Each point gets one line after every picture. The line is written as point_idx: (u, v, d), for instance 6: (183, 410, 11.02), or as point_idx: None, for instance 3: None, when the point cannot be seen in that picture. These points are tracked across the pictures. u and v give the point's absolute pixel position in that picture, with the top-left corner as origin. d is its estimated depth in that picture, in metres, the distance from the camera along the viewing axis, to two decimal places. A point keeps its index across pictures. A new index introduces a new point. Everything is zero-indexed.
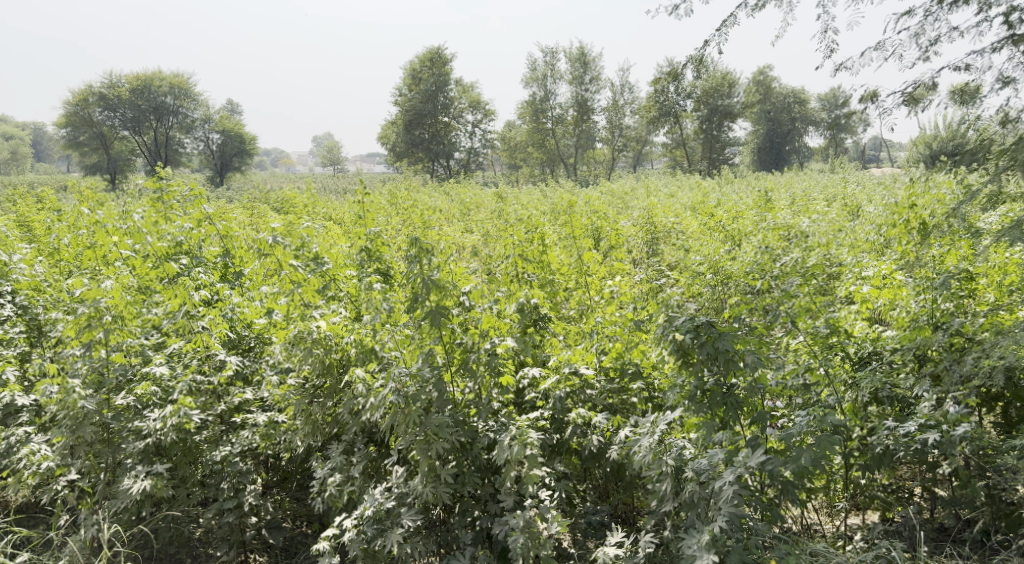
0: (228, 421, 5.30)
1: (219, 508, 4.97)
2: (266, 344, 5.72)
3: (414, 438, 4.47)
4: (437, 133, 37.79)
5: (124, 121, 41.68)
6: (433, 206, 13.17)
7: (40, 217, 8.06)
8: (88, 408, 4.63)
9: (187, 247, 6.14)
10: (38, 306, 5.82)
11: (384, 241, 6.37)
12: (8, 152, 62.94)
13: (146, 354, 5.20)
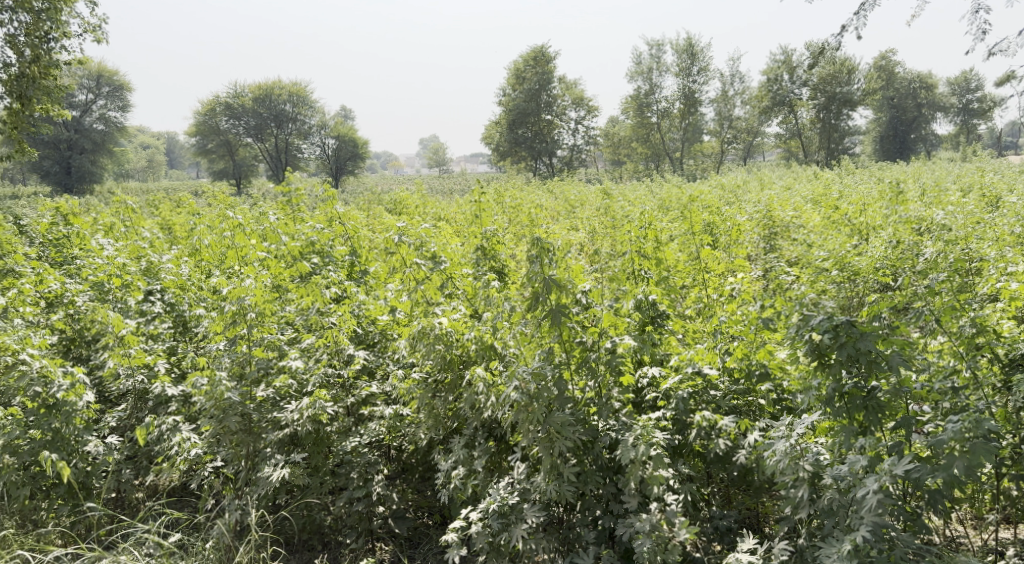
0: (355, 413, 5.63)
1: (350, 497, 5.22)
2: (389, 339, 5.92)
3: (537, 435, 4.48)
4: (540, 132, 37.93)
5: (247, 129, 44.29)
6: (538, 204, 13.27)
7: (181, 220, 8.71)
8: (234, 399, 5.01)
9: (319, 247, 6.53)
10: (184, 303, 6.33)
11: (500, 240, 6.45)
12: (146, 161, 68.47)
13: (283, 348, 5.46)
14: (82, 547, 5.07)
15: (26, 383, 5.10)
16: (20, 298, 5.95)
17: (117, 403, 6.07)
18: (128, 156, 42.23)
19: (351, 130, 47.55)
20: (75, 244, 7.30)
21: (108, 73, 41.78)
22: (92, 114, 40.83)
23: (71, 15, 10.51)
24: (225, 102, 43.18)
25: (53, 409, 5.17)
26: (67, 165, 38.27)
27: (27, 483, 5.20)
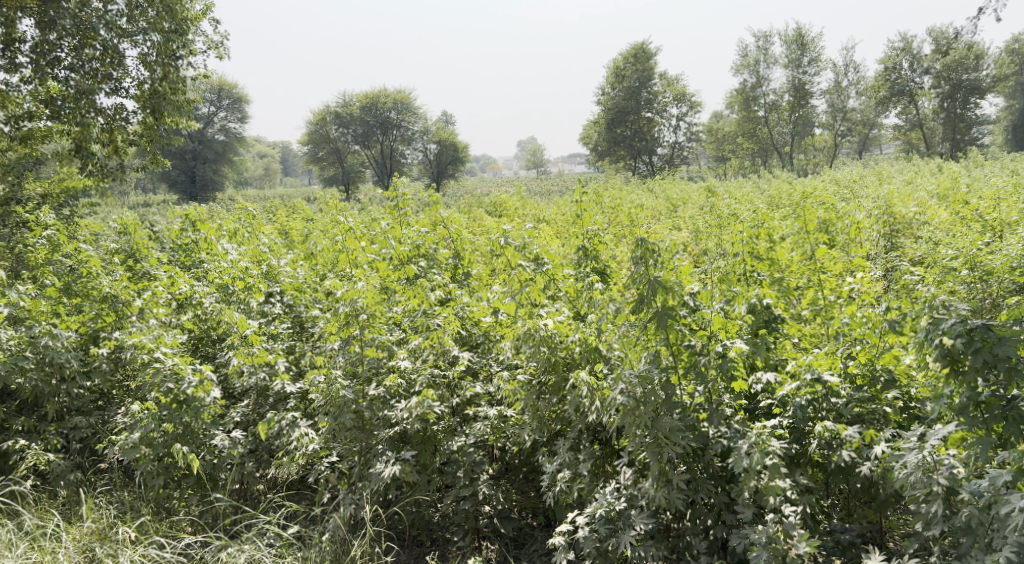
0: (461, 413, 5.76)
1: (457, 495, 5.34)
2: (492, 341, 5.98)
3: (645, 440, 4.40)
4: (640, 130, 37.42)
5: (354, 136, 46.13)
6: (639, 203, 13.08)
7: (296, 225, 9.15)
8: (347, 396, 5.28)
9: (424, 250, 6.79)
10: (301, 304, 6.74)
11: (602, 240, 6.38)
12: (262, 169, 72.54)
13: (392, 348, 5.60)
14: (211, 535, 5.41)
15: (159, 380, 5.50)
16: (155, 300, 6.44)
17: (240, 400, 6.46)
18: (246, 165, 44.75)
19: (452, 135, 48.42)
20: (202, 248, 7.83)
21: (227, 87, 44.44)
22: (214, 126, 43.56)
23: (196, 33, 11.21)
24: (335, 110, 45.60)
25: (184, 404, 5.54)
26: (192, 175, 41.19)
27: (161, 473, 5.61)
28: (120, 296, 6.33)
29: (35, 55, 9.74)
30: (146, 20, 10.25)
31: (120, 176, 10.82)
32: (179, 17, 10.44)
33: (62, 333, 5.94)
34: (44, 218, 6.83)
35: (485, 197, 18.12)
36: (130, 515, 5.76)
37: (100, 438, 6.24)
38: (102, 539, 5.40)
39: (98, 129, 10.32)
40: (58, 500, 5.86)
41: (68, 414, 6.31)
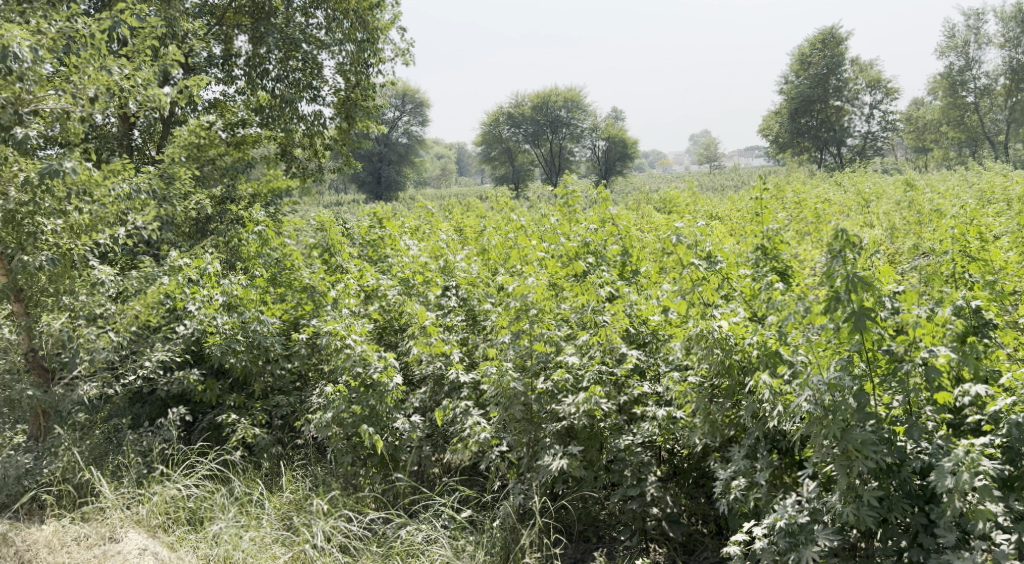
0: (628, 412, 5.73)
1: (624, 494, 5.33)
2: (660, 340, 5.86)
3: (833, 451, 4.14)
4: (827, 119, 35.02)
5: (525, 136, 47.33)
6: (825, 199, 12.28)
7: (471, 223, 9.54)
8: (517, 389, 5.47)
9: (594, 247, 6.79)
10: (474, 299, 6.98)
11: (784, 239, 6.07)
12: (439, 169, 76.37)
13: (560, 343, 5.70)
14: (392, 513, 5.80)
15: (351, 364, 6.01)
16: (346, 291, 6.98)
17: (418, 387, 6.87)
18: (426, 165, 47.28)
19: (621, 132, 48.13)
20: (387, 244, 8.38)
21: (411, 92, 47.77)
22: (397, 129, 46.39)
23: (386, 41, 11.97)
24: (507, 112, 47.42)
25: (370, 388, 6.02)
26: (377, 176, 44.28)
27: (350, 450, 6.16)
28: (317, 287, 7.02)
29: (248, 68, 10.89)
30: (342, 32, 11.10)
31: (319, 177, 11.86)
32: (370, 27, 11.21)
33: (267, 320, 6.63)
34: (256, 215, 7.64)
35: (659, 192, 17.76)
36: (321, 489, 6.31)
37: (297, 415, 6.87)
38: (298, 509, 5.94)
39: (301, 134, 11.38)
40: (263, 471, 6.53)
41: (271, 392, 7.03)
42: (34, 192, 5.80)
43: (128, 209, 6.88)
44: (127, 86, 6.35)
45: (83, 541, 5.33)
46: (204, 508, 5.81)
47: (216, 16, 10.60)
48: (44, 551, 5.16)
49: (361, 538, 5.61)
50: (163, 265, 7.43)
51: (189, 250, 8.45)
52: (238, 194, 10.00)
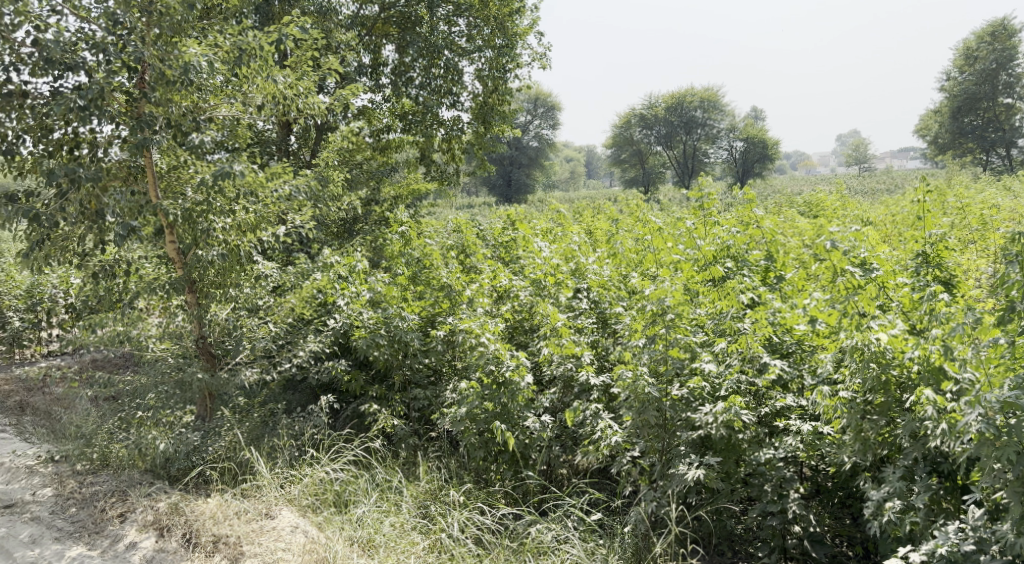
0: (768, 424, 5.53)
1: (763, 510, 5.20)
2: (807, 350, 5.61)
3: (1006, 476, 3.80)
4: (994, 118, 32.12)
5: (658, 136, 46.99)
6: (995, 204, 11.30)
7: (603, 226, 9.54)
8: (652, 394, 5.42)
9: (734, 250, 6.61)
10: (606, 301, 6.90)
11: (949, 245, 5.73)
12: (566, 172, 76.78)
13: (697, 350, 5.54)
14: (523, 509, 6.00)
15: (484, 361, 6.18)
16: (481, 291, 7.14)
17: (549, 387, 6.93)
18: (555, 169, 47.62)
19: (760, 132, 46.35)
20: (519, 246, 8.52)
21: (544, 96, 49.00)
22: (528, 133, 46.94)
23: (523, 47, 12.17)
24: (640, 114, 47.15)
25: (502, 386, 6.14)
26: (508, 179, 45.27)
27: (482, 446, 6.33)
28: (454, 286, 7.22)
29: (394, 76, 11.43)
30: (482, 39, 11.42)
31: (455, 180, 12.26)
32: (509, 33, 11.44)
33: (408, 316, 6.93)
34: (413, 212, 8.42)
35: (802, 194, 16.95)
36: (455, 481, 6.56)
37: (433, 409, 7.13)
38: (435, 499, 6.24)
39: (440, 139, 11.81)
40: (401, 460, 6.85)
41: (409, 385, 7.35)
42: (208, 193, 6.39)
43: (287, 210, 7.43)
44: (290, 95, 6.86)
45: (243, 515, 5.77)
46: (348, 492, 6.19)
47: (366, 27, 11.20)
48: (210, 522, 5.64)
49: (494, 531, 5.85)
50: (316, 262, 7.98)
51: (337, 249, 8.97)
52: (381, 197, 10.50)
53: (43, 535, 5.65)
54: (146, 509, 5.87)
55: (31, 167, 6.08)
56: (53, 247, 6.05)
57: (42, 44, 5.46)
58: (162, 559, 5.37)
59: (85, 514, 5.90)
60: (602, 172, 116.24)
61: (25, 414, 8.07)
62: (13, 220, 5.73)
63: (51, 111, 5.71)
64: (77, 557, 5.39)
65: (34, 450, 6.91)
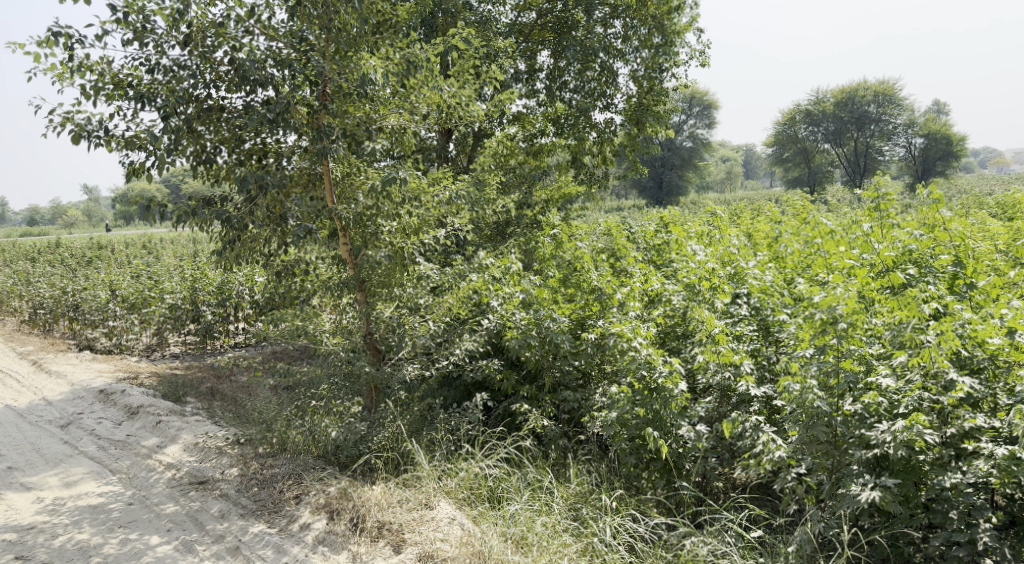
0: (955, 446, 5.05)
1: (948, 538, 4.79)
2: (1002, 366, 5.09)
3: None
4: None
5: (825, 135, 44.47)
6: None
7: (766, 225, 9.18)
8: (821, 408, 5.10)
9: (917, 256, 6.22)
10: (768, 308, 6.59)
11: None
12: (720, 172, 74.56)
13: (873, 363, 5.29)
14: (677, 520, 5.91)
15: (635, 366, 6.12)
16: (632, 294, 7.01)
17: (703, 396, 6.71)
18: (709, 170, 46.15)
19: (943, 127, 42.40)
20: (673, 249, 8.33)
21: (700, 96, 48.41)
22: (681, 134, 45.99)
23: (680, 44, 11.95)
24: (805, 110, 44.78)
25: (654, 392, 6.07)
26: (660, 180, 44.64)
27: (633, 452, 6.32)
28: (604, 290, 7.15)
29: (548, 81, 11.60)
30: (638, 39, 11.42)
31: (605, 183, 12.24)
32: (667, 32, 11.27)
33: (558, 318, 6.97)
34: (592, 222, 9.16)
35: (1003, 194, 15.41)
36: (606, 486, 6.54)
37: (583, 412, 7.13)
38: (585, 502, 6.27)
39: (592, 142, 11.86)
40: (551, 461, 6.92)
41: (559, 387, 7.38)
42: (377, 198, 6.87)
43: (447, 213, 7.76)
44: (453, 102, 7.16)
45: (405, 504, 6.07)
46: (501, 488, 6.37)
47: (523, 34, 11.44)
48: (375, 509, 5.97)
49: (647, 539, 5.78)
50: (473, 264, 8.28)
51: (492, 251, 9.19)
52: (533, 200, 10.49)
53: (230, 510, 6.23)
54: (318, 492, 6.31)
55: (225, 175, 6.73)
56: (243, 248, 6.59)
57: (238, 63, 6.04)
58: (331, 540, 5.75)
59: (265, 493, 6.44)
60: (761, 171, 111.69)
61: (215, 399, 8.93)
62: (209, 223, 6.38)
63: (244, 123, 6.30)
64: (259, 533, 5.89)
65: (223, 432, 7.63)
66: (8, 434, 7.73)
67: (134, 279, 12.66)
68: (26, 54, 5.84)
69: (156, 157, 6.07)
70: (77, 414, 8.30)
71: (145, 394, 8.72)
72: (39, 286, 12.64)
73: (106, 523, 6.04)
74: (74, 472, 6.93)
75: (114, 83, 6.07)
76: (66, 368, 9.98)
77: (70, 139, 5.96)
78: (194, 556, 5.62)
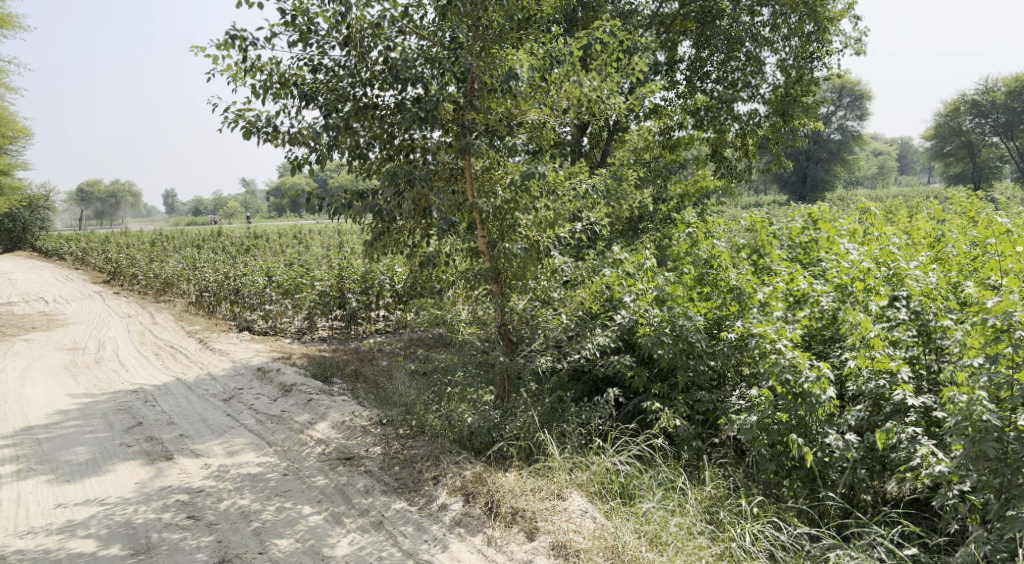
0: None
1: None
2: None
3: None
4: None
5: (994, 127, 40.67)
6: None
7: (928, 223, 8.55)
8: (992, 423, 4.70)
9: None
10: (930, 313, 6.11)
11: None
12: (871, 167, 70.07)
13: None
14: (821, 531, 5.66)
15: (779, 370, 5.85)
16: (775, 294, 6.78)
17: (852, 404, 6.30)
18: (858, 165, 43.47)
19: None
20: (821, 247, 7.94)
21: (851, 86, 45.70)
22: (828, 128, 43.56)
23: (834, 32, 11.34)
24: (972, 100, 41.03)
25: (799, 398, 5.82)
26: (804, 175, 42.58)
27: (773, 458, 6.04)
28: (744, 289, 6.96)
29: (690, 72, 11.36)
30: (788, 27, 10.96)
31: (747, 178, 11.86)
32: (821, 18, 10.72)
33: (695, 316, 6.81)
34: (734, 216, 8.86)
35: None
36: (744, 491, 6.36)
37: (718, 414, 6.88)
38: (721, 506, 6.13)
39: (734, 135, 11.53)
40: (684, 461, 6.80)
41: (693, 387, 7.17)
42: (516, 192, 7.01)
43: (583, 208, 7.79)
44: (595, 97, 7.18)
45: (537, 493, 6.15)
46: (633, 486, 6.30)
47: (665, 25, 11.25)
48: (509, 496, 6.10)
49: (788, 549, 5.58)
50: (608, 258, 8.27)
51: (626, 247, 9.12)
52: (668, 195, 10.44)
53: (374, 486, 6.57)
54: (454, 475, 6.53)
55: (376, 169, 7.09)
56: (391, 239, 6.93)
57: (392, 62, 6.35)
58: (468, 522, 5.94)
59: (406, 472, 6.75)
60: (916, 166, 103.80)
61: (358, 381, 9.45)
62: (361, 214, 6.76)
63: (395, 120, 6.61)
64: (400, 510, 6.18)
65: (366, 413, 8.06)
66: (180, 405, 8.54)
67: (287, 266, 13.61)
68: (207, 57, 6.40)
69: (316, 152, 6.50)
70: (238, 389, 9.04)
71: (298, 373, 9.36)
72: (206, 270, 13.85)
73: (264, 491, 6.55)
74: (237, 442, 7.55)
75: (281, 82, 6.54)
76: (229, 347, 10.89)
77: (242, 134, 6.48)
78: (341, 527, 5.97)
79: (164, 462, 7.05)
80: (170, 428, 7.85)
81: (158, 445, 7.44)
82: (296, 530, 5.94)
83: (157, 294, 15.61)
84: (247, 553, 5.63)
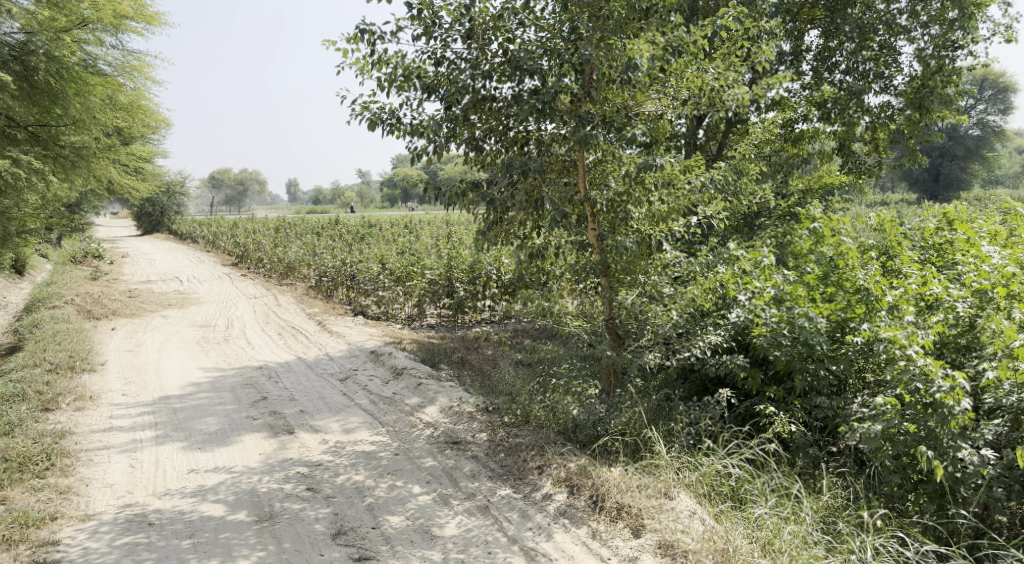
0: None
1: None
2: None
3: None
4: None
5: None
6: None
7: None
8: None
9: None
10: None
11: None
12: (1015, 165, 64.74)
13: None
14: (951, 551, 5.30)
15: (909, 377, 5.61)
16: (905, 297, 6.39)
17: (990, 418, 5.87)
18: (998, 163, 40.33)
19: None
20: (956, 248, 7.40)
21: (993, 77, 42.53)
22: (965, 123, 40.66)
23: (982, 19, 10.54)
24: None
25: (930, 407, 5.50)
26: (937, 173, 40.08)
27: (897, 470, 5.72)
28: (872, 290, 6.62)
29: (817, 62, 10.89)
30: (929, 14, 10.33)
31: (876, 174, 11.29)
32: (967, 4, 9.98)
33: (816, 317, 6.53)
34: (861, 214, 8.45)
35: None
36: (863, 502, 6.06)
37: (838, 421, 6.58)
38: (839, 517, 5.87)
39: (863, 128, 11.14)
40: (798, 467, 6.56)
41: (811, 392, 6.86)
42: (630, 185, 6.95)
43: (698, 202, 7.63)
44: (717, 88, 7.02)
45: (643, 490, 6.07)
46: (744, 489, 6.12)
47: (792, 14, 10.82)
48: (614, 490, 6.06)
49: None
50: (722, 255, 8.06)
51: (742, 243, 8.86)
52: (788, 191, 10.06)
53: (480, 471, 6.70)
54: (559, 466, 6.56)
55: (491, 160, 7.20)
56: (504, 230, 7.02)
57: (511, 54, 6.42)
58: (572, 513, 5.96)
59: (511, 460, 6.83)
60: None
61: (465, 368, 9.65)
62: (476, 205, 6.88)
63: (511, 112, 6.68)
64: (505, 496, 6.28)
65: (473, 399, 8.22)
66: (300, 382, 9.00)
67: (401, 254, 14.07)
68: (338, 51, 6.69)
69: (435, 144, 6.67)
70: (353, 370, 9.46)
71: (408, 357, 9.68)
72: (325, 256, 14.50)
73: (377, 469, 6.81)
74: (352, 420, 7.89)
75: (405, 75, 6.75)
76: (345, 330, 11.38)
77: (368, 126, 6.74)
78: (449, 509, 6.13)
79: (285, 436, 7.46)
80: (290, 404, 8.29)
81: (280, 419, 7.87)
82: (407, 508, 6.14)
83: (280, 277, 16.50)
84: (361, 527, 5.88)
